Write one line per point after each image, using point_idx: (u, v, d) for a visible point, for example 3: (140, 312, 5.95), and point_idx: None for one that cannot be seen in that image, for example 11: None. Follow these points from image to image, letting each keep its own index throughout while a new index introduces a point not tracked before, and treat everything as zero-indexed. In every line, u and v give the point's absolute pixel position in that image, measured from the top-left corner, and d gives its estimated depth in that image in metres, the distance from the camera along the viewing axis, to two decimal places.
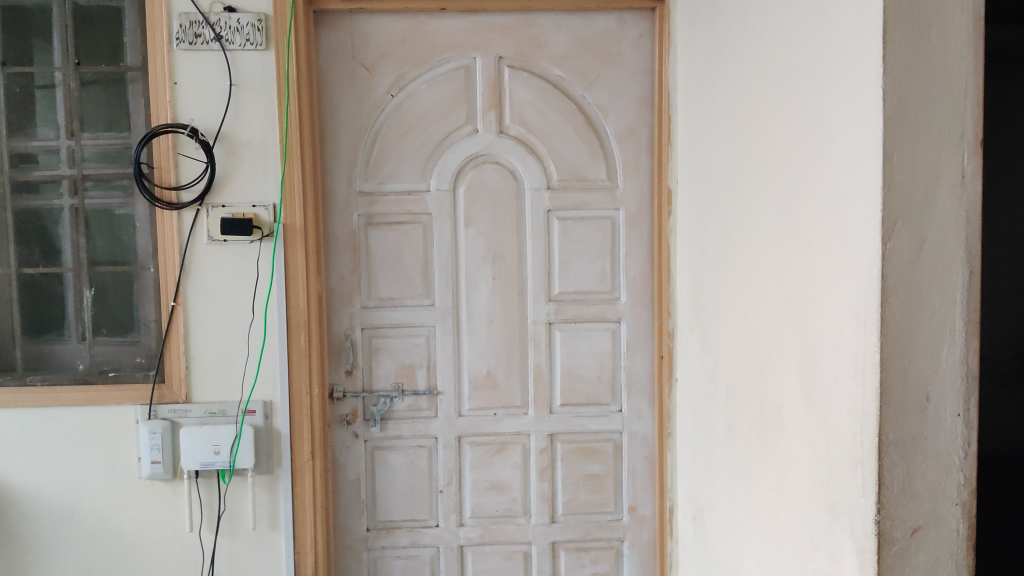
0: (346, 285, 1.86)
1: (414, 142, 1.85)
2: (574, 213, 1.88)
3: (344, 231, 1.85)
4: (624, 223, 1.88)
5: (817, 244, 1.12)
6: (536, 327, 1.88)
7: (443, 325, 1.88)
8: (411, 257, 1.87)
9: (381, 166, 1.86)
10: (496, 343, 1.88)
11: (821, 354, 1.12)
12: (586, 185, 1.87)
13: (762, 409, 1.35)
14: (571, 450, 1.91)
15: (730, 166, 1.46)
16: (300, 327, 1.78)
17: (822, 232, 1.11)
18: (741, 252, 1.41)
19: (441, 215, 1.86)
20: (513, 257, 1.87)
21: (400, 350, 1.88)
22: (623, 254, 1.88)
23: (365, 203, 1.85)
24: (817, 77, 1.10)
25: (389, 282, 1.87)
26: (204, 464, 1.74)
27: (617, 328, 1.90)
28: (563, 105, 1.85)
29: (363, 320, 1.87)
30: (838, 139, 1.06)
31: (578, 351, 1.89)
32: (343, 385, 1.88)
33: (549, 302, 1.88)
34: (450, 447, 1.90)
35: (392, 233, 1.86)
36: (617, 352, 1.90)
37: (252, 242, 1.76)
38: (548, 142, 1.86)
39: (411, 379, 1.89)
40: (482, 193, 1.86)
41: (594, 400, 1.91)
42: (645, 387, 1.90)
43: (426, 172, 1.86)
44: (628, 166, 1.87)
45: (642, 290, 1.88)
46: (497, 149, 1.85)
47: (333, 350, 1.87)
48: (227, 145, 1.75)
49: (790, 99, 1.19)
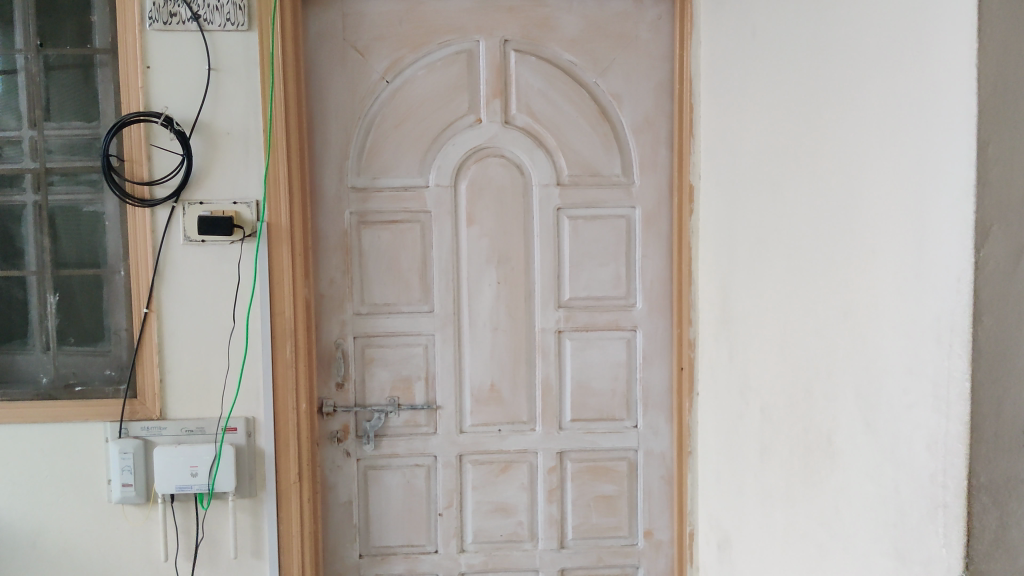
0: (337, 289, 1.70)
1: (411, 133, 1.69)
2: (585, 212, 1.72)
3: (335, 231, 1.69)
4: (640, 223, 1.72)
5: (884, 251, 0.97)
6: (545, 335, 1.73)
7: (443, 334, 1.72)
8: (408, 259, 1.71)
9: (375, 160, 1.69)
10: (501, 353, 1.73)
11: (891, 376, 0.97)
12: (600, 181, 1.71)
13: (807, 434, 1.20)
14: (581, 470, 1.76)
15: (767, 161, 1.30)
16: (285, 336, 1.62)
17: (893, 236, 0.95)
18: (781, 256, 1.26)
19: (441, 214, 1.70)
20: (519, 259, 1.71)
21: (395, 360, 1.72)
22: (639, 256, 1.73)
23: (357, 200, 1.69)
24: (888, 54, 0.95)
25: (384, 286, 1.71)
26: (180, 488, 1.58)
27: (632, 337, 1.74)
28: (574, 93, 1.69)
29: (356, 328, 1.71)
30: (915, 128, 0.90)
31: (590, 362, 1.74)
32: (333, 399, 1.72)
33: (559, 308, 1.73)
34: (451, 467, 1.74)
35: (387, 233, 1.70)
36: (632, 363, 1.75)
37: (232, 243, 1.60)
38: (558, 134, 1.70)
39: (408, 393, 1.73)
40: (486, 190, 1.70)
41: (607, 415, 1.75)
42: (663, 401, 1.75)
43: (425, 166, 1.70)
44: (645, 160, 1.71)
45: (660, 295, 1.73)
46: (502, 141, 1.69)
47: (323, 360, 1.71)
48: (205, 136, 1.59)
49: (850, 83, 1.03)
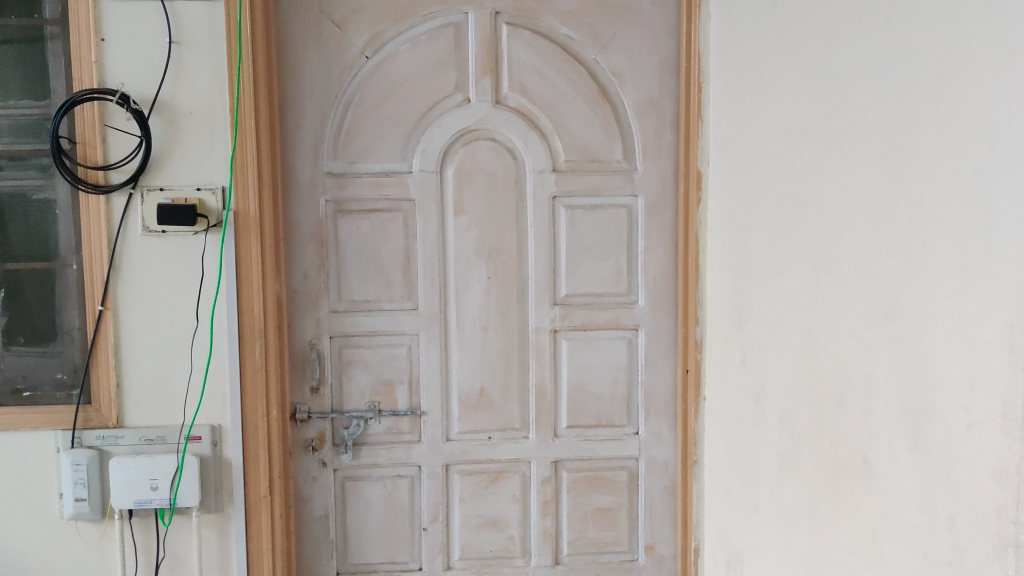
0: (312, 285, 1.56)
1: (392, 114, 1.55)
2: (583, 201, 1.58)
3: (309, 221, 1.55)
4: (642, 213, 1.58)
5: (951, 241, 0.84)
6: (539, 335, 1.59)
7: (428, 333, 1.58)
8: (390, 251, 1.56)
9: (353, 143, 1.55)
10: (491, 355, 1.59)
11: (951, 389, 0.84)
12: (599, 167, 1.57)
13: (836, 450, 1.07)
14: (578, 480, 1.62)
15: (791, 144, 1.17)
16: (254, 336, 1.48)
17: (966, 223, 0.81)
18: (808, 250, 1.13)
19: (425, 202, 1.56)
20: (511, 252, 1.57)
21: (376, 362, 1.58)
22: (641, 250, 1.59)
23: (334, 187, 1.55)
24: (963, 15, 0.81)
25: (363, 281, 1.57)
26: (139, 503, 1.44)
27: (633, 337, 1.61)
28: (571, 70, 1.55)
29: (332, 326, 1.57)
30: (1000, 97, 0.77)
31: (588, 364, 1.60)
32: (308, 404, 1.58)
33: (555, 306, 1.59)
34: (436, 477, 1.60)
35: (367, 223, 1.56)
36: (633, 365, 1.61)
37: (196, 234, 1.45)
38: (553, 116, 1.56)
39: (390, 397, 1.59)
40: (474, 176, 1.56)
41: (606, 422, 1.61)
42: (666, 406, 1.61)
43: (408, 149, 1.56)
44: (649, 144, 1.57)
45: (664, 292, 1.59)
46: (493, 123, 1.55)
47: (296, 362, 1.57)
48: (165, 115, 1.44)
49: (907, 50, 0.90)
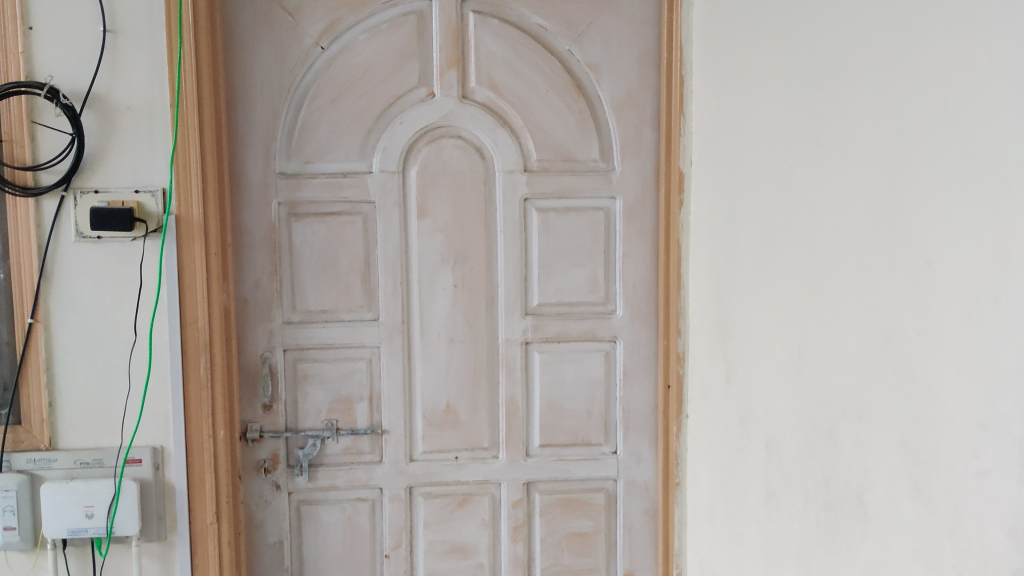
0: (263, 294, 1.44)
1: (350, 109, 1.43)
2: (557, 203, 1.47)
3: (260, 225, 1.43)
4: (621, 216, 1.47)
5: (963, 260, 0.72)
6: (509, 348, 1.48)
7: (389, 346, 1.46)
8: (348, 257, 1.45)
9: (307, 141, 1.43)
10: (458, 369, 1.48)
11: (961, 431, 0.73)
12: (574, 168, 1.46)
13: (828, 486, 0.96)
14: (552, 503, 1.51)
15: (780, 144, 1.06)
16: (199, 351, 1.36)
17: (982, 238, 0.70)
18: (798, 262, 1.02)
19: (386, 204, 1.44)
20: (479, 259, 1.46)
21: (334, 377, 1.47)
22: (619, 256, 1.48)
23: (287, 188, 1.43)
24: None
25: (320, 290, 1.45)
26: (73, 532, 1.33)
27: (611, 349, 1.49)
28: (544, 62, 1.44)
29: (285, 339, 1.45)
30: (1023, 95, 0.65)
31: (562, 378, 1.49)
32: (260, 422, 1.46)
33: (526, 317, 1.47)
34: (399, 501, 1.49)
35: (323, 227, 1.44)
36: (611, 379, 1.50)
37: (134, 240, 1.33)
38: (525, 111, 1.44)
39: (349, 415, 1.48)
40: (439, 176, 1.44)
41: (581, 440, 1.50)
42: (646, 424, 1.50)
43: (367, 148, 1.44)
44: (627, 142, 1.46)
45: (644, 302, 1.48)
46: (459, 119, 1.44)
47: (247, 378, 1.45)
48: (100, 110, 1.32)
49: (913, 39, 0.78)
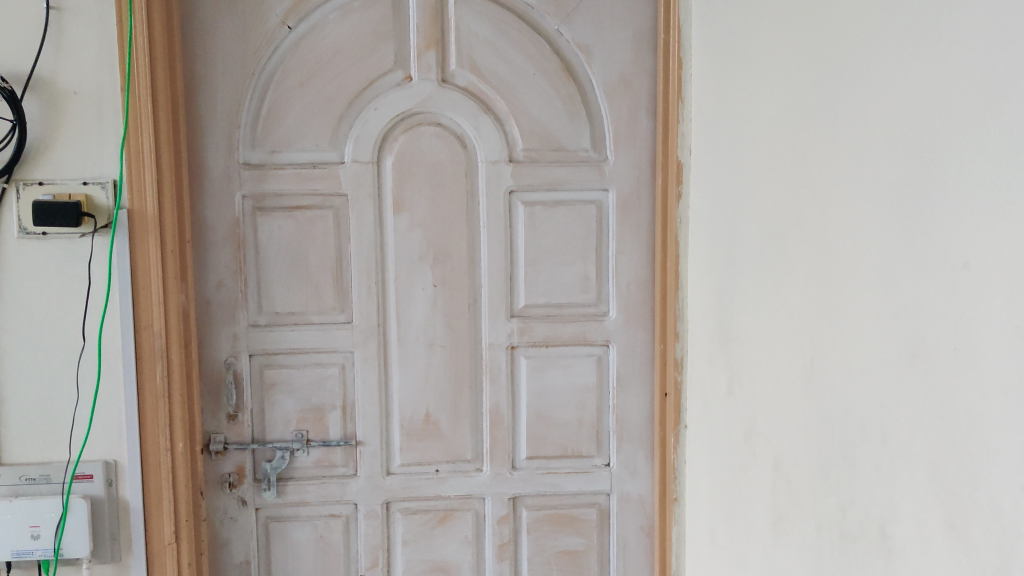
0: (227, 294, 1.33)
1: (320, 94, 1.32)
2: (545, 196, 1.35)
3: (223, 220, 1.32)
4: (614, 210, 1.36)
5: (1011, 265, 0.62)
6: (494, 353, 1.37)
7: (364, 351, 1.35)
8: (319, 255, 1.34)
9: (274, 129, 1.32)
10: (438, 376, 1.37)
11: (1007, 466, 0.62)
12: (563, 158, 1.35)
13: (845, 516, 0.85)
14: (540, 520, 1.40)
15: (791, 131, 0.95)
16: (154, 357, 1.25)
17: None
18: (811, 263, 0.91)
19: (360, 197, 1.33)
20: (461, 257, 1.35)
21: (304, 385, 1.36)
22: (612, 253, 1.37)
23: (252, 180, 1.32)
24: None
25: (288, 290, 1.34)
26: (17, 554, 1.22)
27: (603, 354, 1.38)
28: (531, 43, 1.32)
29: (251, 343, 1.34)
30: None
31: (551, 385, 1.38)
32: (224, 433, 1.35)
33: (512, 319, 1.37)
34: (375, 517, 1.38)
35: (290, 222, 1.33)
36: (604, 386, 1.39)
37: (82, 236, 1.22)
38: (510, 97, 1.33)
39: (320, 425, 1.37)
40: (417, 167, 1.33)
41: (572, 452, 1.40)
42: (642, 435, 1.39)
43: (339, 136, 1.33)
44: (621, 131, 1.34)
45: (639, 303, 1.37)
46: (438, 105, 1.32)
47: (209, 385, 1.34)
48: (45, 94, 1.21)
49: (951, 7, 0.67)
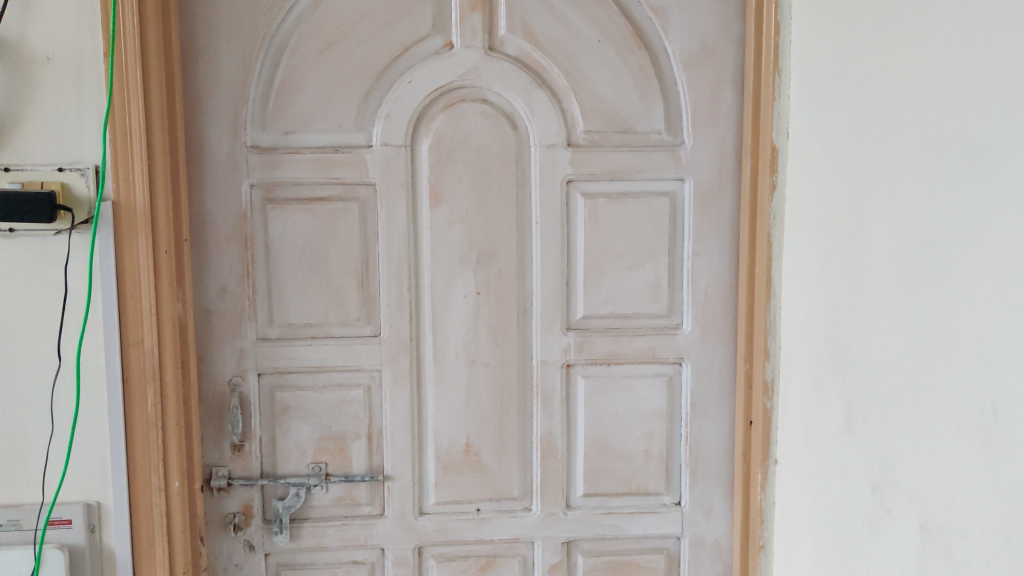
0: (232, 302, 1.12)
1: (343, 63, 1.10)
2: (610, 188, 1.14)
3: (227, 214, 1.10)
4: (690, 204, 1.15)
5: None
6: (547, 373, 1.16)
7: (393, 369, 1.14)
8: (341, 256, 1.13)
9: (288, 105, 1.10)
10: (481, 400, 1.16)
11: None
12: (632, 142, 1.13)
13: None
14: (598, 568, 1.20)
15: (975, 106, 0.74)
16: (145, 379, 1.04)
17: None
18: (1003, 280, 0.71)
19: (390, 187, 1.11)
20: (509, 258, 1.14)
21: (322, 409, 1.15)
22: (688, 255, 1.15)
23: (262, 166, 1.10)
24: None
25: (304, 297, 1.13)
26: None
27: (675, 373, 1.17)
28: (596, 4, 1.11)
29: (260, 360, 1.13)
30: None
31: (614, 411, 1.17)
32: (227, 466, 1.14)
33: (568, 333, 1.15)
34: (405, 565, 1.17)
35: (307, 216, 1.12)
36: (675, 412, 1.18)
37: (57, 233, 1.01)
38: (570, 68, 1.12)
39: (341, 457, 1.16)
40: (458, 152, 1.12)
41: (636, 489, 1.19)
42: (719, 468, 1.18)
43: (366, 114, 1.11)
44: (701, 109, 1.13)
45: (719, 314, 1.16)
46: (484, 78, 1.11)
47: (211, 410, 1.13)
48: (11, 59, 0.99)
49: None
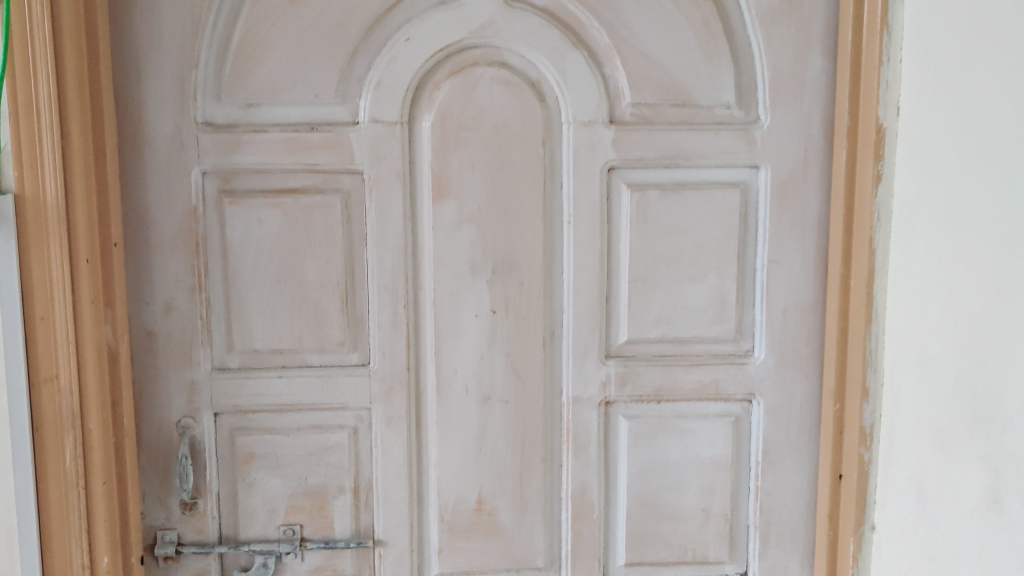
0: (179, 323, 0.87)
1: (321, 15, 0.85)
2: (664, 178, 0.89)
3: (172, 211, 0.86)
4: (766, 199, 0.90)
5: None
6: (581, 413, 0.91)
7: (386, 408, 0.90)
8: (319, 264, 0.88)
9: (250, 70, 0.85)
10: (497, 446, 0.92)
11: None
12: (692, 118, 0.88)
13: None
14: None
15: None
16: (62, 427, 0.80)
17: None
18: None
19: (382, 176, 0.87)
20: (534, 268, 0.89)
21: (296, 458, 0.91)
22: (762, 264, 0.90)
23: (216, 149, 0.85)
24: None
25: (272, 317, 0.89)
26: None
27: (743, 414, 0.93)
28: None
29: (216, 397, 0.89)
30: None
31: (665, 460, 0.93)
32: (177, 529, 0.90)
33: (609, 363, 0.91)
34: None
35: (275, 213, 0.87)
36: (741, 462, 0.94)
37: None
38: (614, 23, 0.87)
39: (321, 518, 0.92)
40: (469, 130, 0.87)
41: (692, 557, 0.95)
42: (797, 532, 0.94)
43: (351, 82, 0.86)
44: (782, 77, 0.88)
45: (800, 338, 0.91)
46: (503, 35, 0.86)
47: (154, 459, 0.89)
48: None
49: None
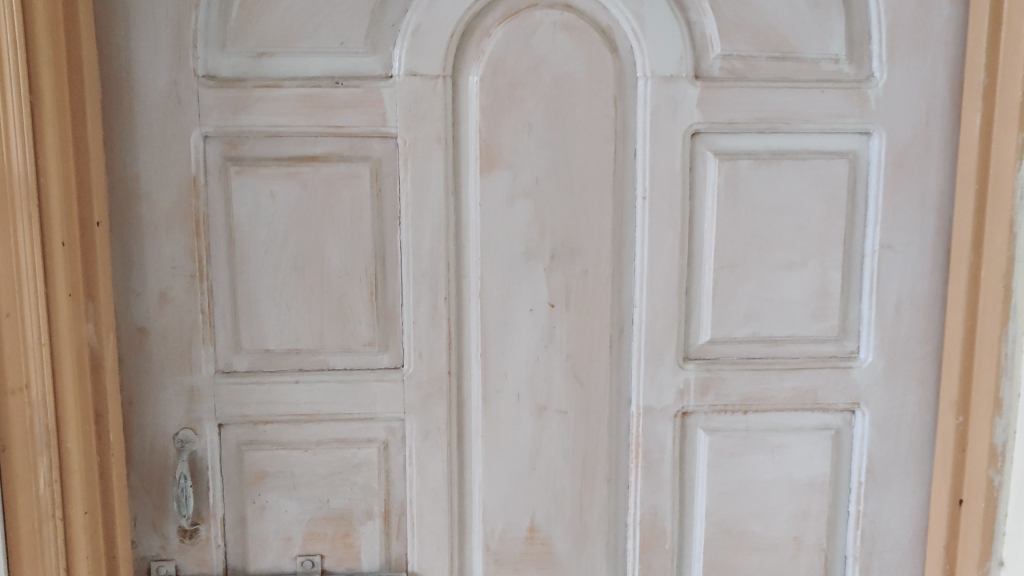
0: (176, 318, 0.73)
1: None
2: (758, 145, 0.74)
3: (166, 183, 0.71)
4: (879, 172, 0.75)
5: None
6: (654, 425, 0.77)
7: (423, 419, 0.76)
8: (343, 248, 0.73)
9: (261, 11, 0.70)
10: (553, 464, 0.77)
11: None
12: (794, 73, 0.73)
13: None
14: None
15: None
16: (33, 449, 0.65)
17: None
18: None
19: (419, 142, 0.72)
20: (601, 253, 0.74)
21: (315, 476, 0.76)
22: (872, 250, 0.76)
23: (221, 107, 0.70)
24: None
25: (287, 310, 0.74)
26: None
27: (843, 427, 0.79)
28: None
29: (221, 405, 0.74)
30: None
31: (751, 481, 0.79)
32: (175, 560, 0.77)
33: (688, 367, 0.76)
34: None
35: (291, 185, 0.72)
36: (840, 484, 0.79)
37: None
38: None
39: (344, 547, 0.78)
40: (526, 86, 0.72)
41: None
42: (904, 565, 0.80)
43: (382, 27, 0.71)
44: (903, 25, 0.73)
45: (916, 339, 0.77)
46: None
47: (147, 479, 0.75)
48: None
49: None
